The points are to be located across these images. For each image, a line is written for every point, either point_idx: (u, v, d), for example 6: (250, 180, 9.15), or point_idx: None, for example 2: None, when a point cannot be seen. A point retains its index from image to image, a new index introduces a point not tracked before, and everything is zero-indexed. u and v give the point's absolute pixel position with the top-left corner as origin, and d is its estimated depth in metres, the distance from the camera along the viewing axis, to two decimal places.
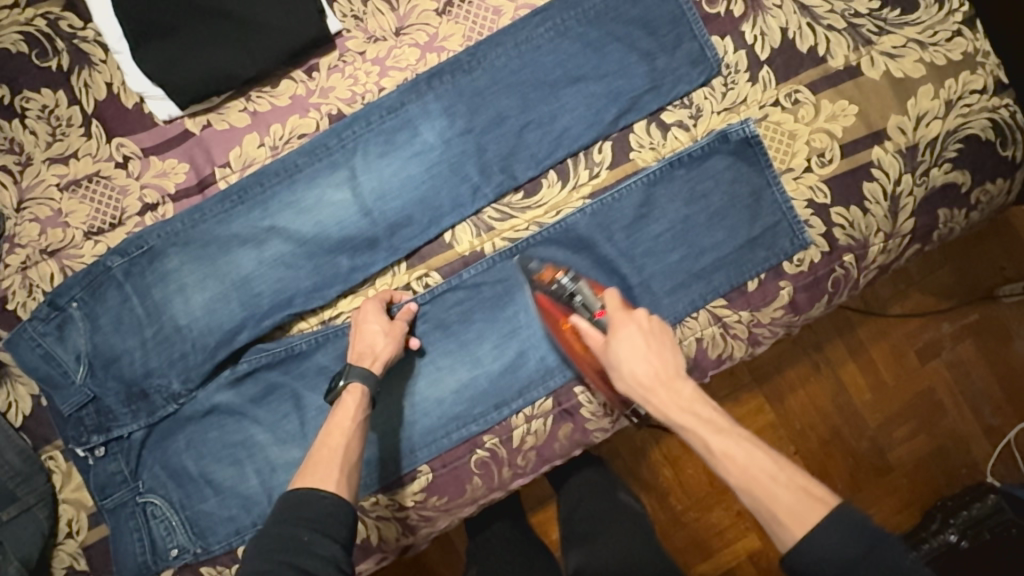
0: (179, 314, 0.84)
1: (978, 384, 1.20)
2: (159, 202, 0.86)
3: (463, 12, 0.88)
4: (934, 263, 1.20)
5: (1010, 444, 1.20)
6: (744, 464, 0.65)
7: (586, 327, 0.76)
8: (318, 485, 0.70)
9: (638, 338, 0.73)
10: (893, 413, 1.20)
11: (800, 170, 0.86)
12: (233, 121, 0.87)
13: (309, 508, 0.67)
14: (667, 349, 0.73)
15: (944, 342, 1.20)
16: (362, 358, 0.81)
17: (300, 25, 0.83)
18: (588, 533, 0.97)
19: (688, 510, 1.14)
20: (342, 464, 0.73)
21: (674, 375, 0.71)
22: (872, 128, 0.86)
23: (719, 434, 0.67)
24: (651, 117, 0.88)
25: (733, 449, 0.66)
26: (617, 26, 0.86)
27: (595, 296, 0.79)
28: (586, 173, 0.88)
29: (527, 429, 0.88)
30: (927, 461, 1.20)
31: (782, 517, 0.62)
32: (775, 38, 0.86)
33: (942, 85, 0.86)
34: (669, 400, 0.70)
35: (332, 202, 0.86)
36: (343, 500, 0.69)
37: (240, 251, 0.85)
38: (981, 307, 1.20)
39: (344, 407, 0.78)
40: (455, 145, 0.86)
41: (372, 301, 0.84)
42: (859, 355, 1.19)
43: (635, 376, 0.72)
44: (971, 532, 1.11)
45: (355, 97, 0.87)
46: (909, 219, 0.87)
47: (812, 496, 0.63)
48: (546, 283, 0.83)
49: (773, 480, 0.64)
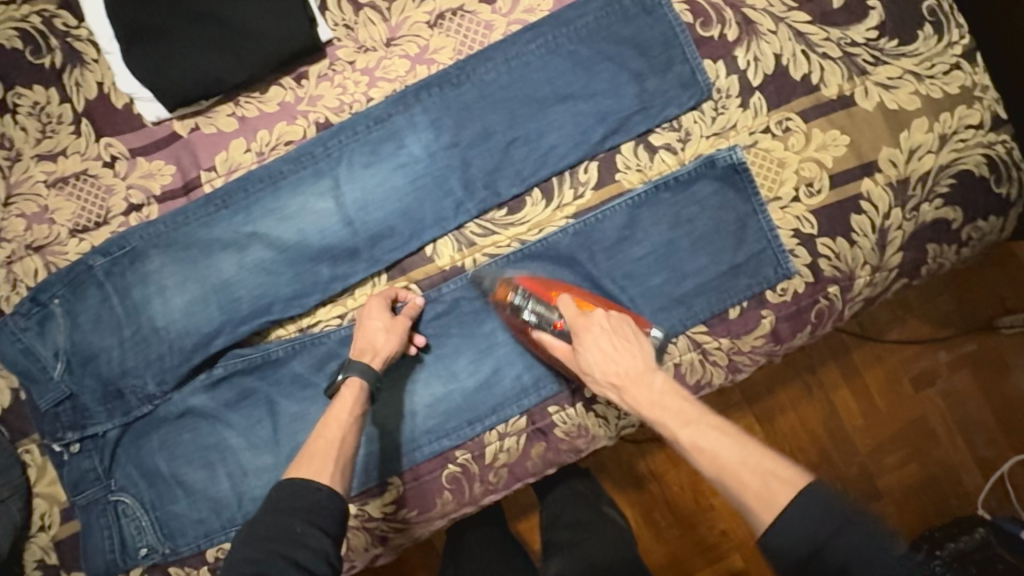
0: (158, 315, 0.85)
1: (972, 414, 1.18)
2: (144, 204, 0.87)
3: (455, 25, 0.87)
4: (933, 291, 1.19)
5: (1003, 478, 1.18)
6: (713, 454, 0.67)
7: (551, 339, 0.78)
8: (312, 477, 0.70)
9: (600, 342, 0.73)
10: (884, 438, 1.18)
11: (787, 200, 0.85)
12: (221, 126, 0.87)
13: (303, 499, 0.68)
14: (633, 343, 0.74)
15: (940, 370, 1.18)
16: (363, 353, 0.80)
17: (289, 33, 0.83)
18: (570, 541, 0.98)
19: (671, 526, 1.13)
20: (336, 456, 0.73)
21: (642, 370, 0.72)
22: (863, 160, 0.85)
23: (688, 426, 0.69)
24: (638, 139, 0.87)
25: (703, 441, 0.67)
26: (608, 46, 0.85)
27: (550, 309, 0.78)
28: (570, 193, 0.87)
29: (500, 446, 0.88)
30: (918, 491, 1.18)
31: (753, 503, 0.63)
32: (768, 63, 0.85)
33: (937, 119, 0.84)
34: (641, 398, 0.71)
35: (316, 210, 0.86)
36: (337, 494, 0.70)
37: (222, 255, 0.85)
38: (980, 337, 1.18)
39: (342, 401, 0.78)
40: (440, 158, 0.86)
41: (378, 297, 0.84)
42: (852, 379, 1.18)
43: (606, 378, 0.72)
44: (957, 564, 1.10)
45: (343, 106, 0.87)
46: (897, 253, 0.85)
47: (778, 477, 0.63)
48: (503, 302, 0.83)
49: (739, 465, 0.65)
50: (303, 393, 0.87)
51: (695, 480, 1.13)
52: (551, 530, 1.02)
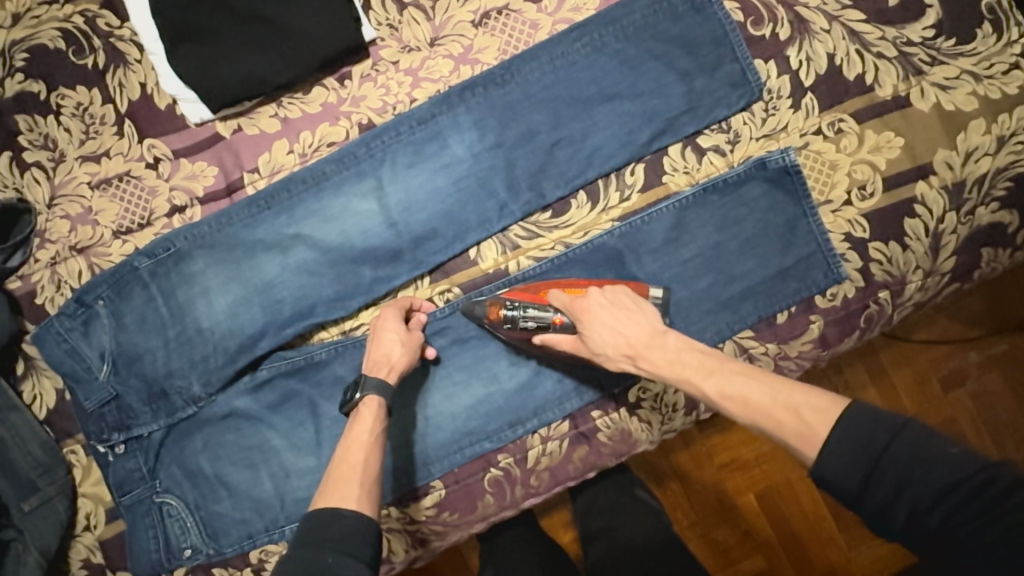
0: (202, 317, 0.85)
1: (1001, 417, 1.16)
2: (188, 205, 0.86)
3: (499, 24, 0.86)
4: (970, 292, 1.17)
5: None
6: (742, 400, 0.65)
7: (555, 337, 0.78)
8: (338, 505, 0.67)
9: (603, 317, 0.74)
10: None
11: (839, 203, 0.84)
12: (264, 127, 0.86)
13: (330, 529, 0.65)
14: (633, 308, 0.75)
15: (969, 371, 1.16)
16: (378, 368, 0.79)
17: (335, 34, 0.82)
18: (604, 528, 0.97)
19: (693, 526, 1.10)
20: (361, 480, 0.71)
21: (649, 334, 0.72)
22: (917, 162, 0.83)
23: (709, 376, 0.68)
24: (686, 140, 0.85)
25: (729, 388, 0.66)
26: (656, 45, 0.84)
27: (545, 310, 0.79)
28: (616, 195, 0.86)
29: (542, 450, 0.87)
30: None
31: (792, 439, 0.60)
32: (821, 63, 0.83)
33: (995, 120, 0.82)
34: (657, 359, 0.71)
35: (358, 211, 0.85)
36: (366, 518, 0.67)
37: (265, 257, 0.85)
38: (1011, 338, 1.16)
39: (361, 419, 0.76)
40: (484, 160, 0.85)
41: (391, 308, 0.83)
42: (880, 380, 1.16)
43: (618, 350, 0.73)
44: None
45: (386, 107, 0.86)
46: (950, 257, 0.84)
47: (813, 407, 0.60)
48: (499, 322, 0.81)
49: (771, 406, 0.63)
50: None
51: (720, 481, 1.10)
52: (584, 518, 1.01)
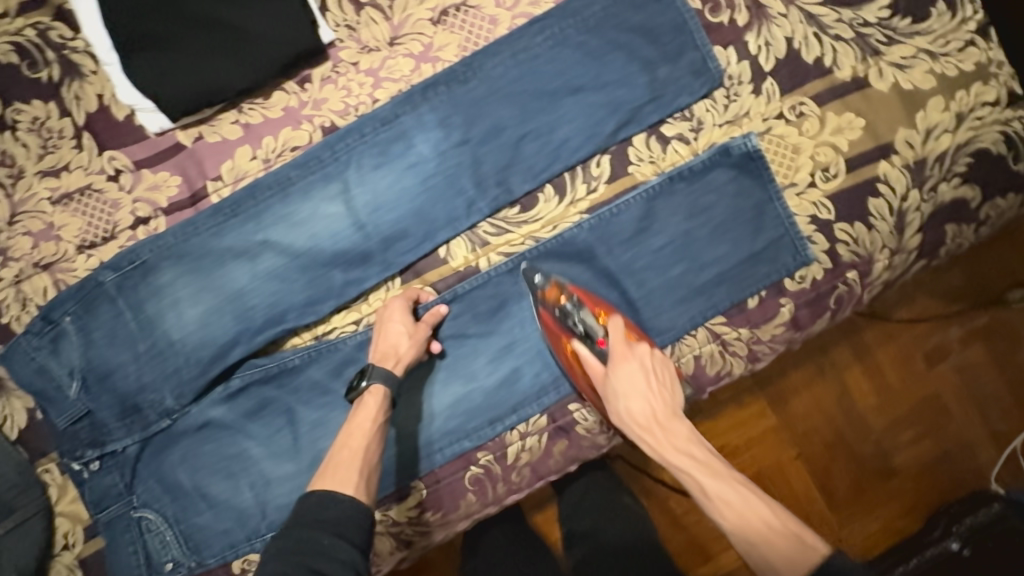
0: (172, 329, 0.84)
1: (984, 390, 1.20)
2: (152, 216, 0.85)
3: (458, 21, 0.85)
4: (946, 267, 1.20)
5: (1015, 450, 1.20)
6: (739, 509, 0.69)
7: (588, 356, 0.80)
8: (337, 488, 0.70)
9: (639, 375, 0.77)
10: (897, 417, 1.20)
11: (803, 186, 0.84)
12: (225, 134, 0.85)
13: (328, 511, 0.68)
14: (667, 388, 0.78)
15: (952, 346, 1.19)
16: (385, 359, 0.80)
17: (292, 37, 0.81)
18: (590, 531, 0.99)
19: (688, 514, 1.11)
20: (359, 466, 0.73)
21: (671, 417, 0.76)
22: (879, 142, 0.83)
23: (712, 477, 0.71)
24: (650, 130, 0.85)
25: (729, 495, 0.70)
26: (617, 35, 0.83)
27: (597, 324, 0.81)
28: (583, 188, 0.86)
29: (522, 446, 0.87)
30: (932, 466, 1.20)
31: (778, 563, 0.65)
32: (779, 47, 0.84)
33: (953, 97, 0.83)
34: (666, 442, 0.75)
35: (326, 215, 0.84)
36: (362, 504, 0.70)
37: (234, 266, 0.84)
38: (991, 311, 1.19)
39: (365, 408, 0.78)
40: (450, 158, 0.84)
41: (400, 299, 0.83)
42: (865, 359, 1.19)
43: (632, 411, 0.76)
44: (973, 540, 1.06)
45: (348, 109, 0.85)
46: (915, 235, 0.84)
47: (804, 541, 0.66)
48: (550, 302, 0.83)
49: (764, 525, 0.67)
50: (322, 401, 0.86)
51: None
52: (571, 519, 1.02)
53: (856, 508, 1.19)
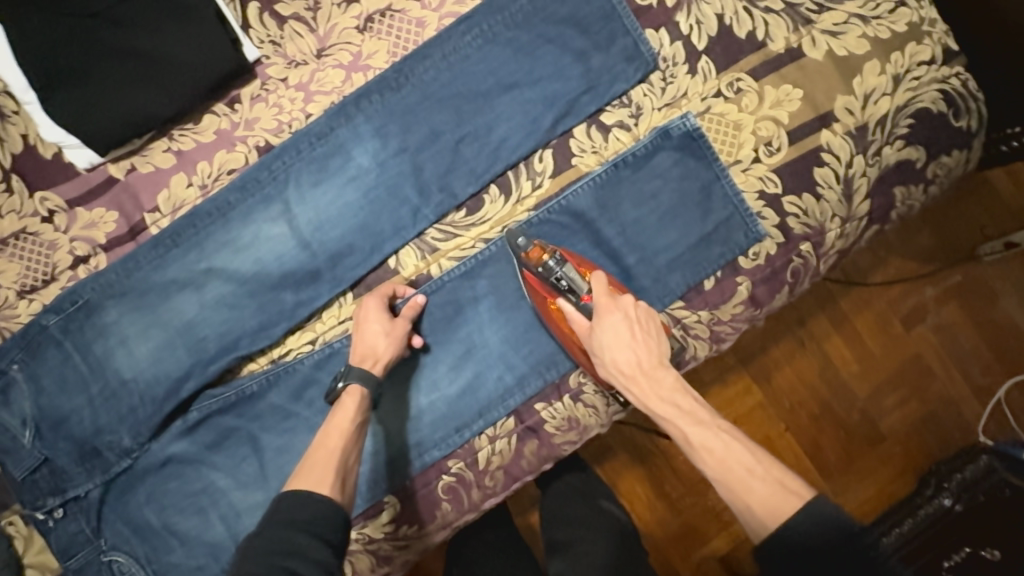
0: (124, 367, 0.82)
1: (964, 346, 1.21)
2: (91, 254, 0.83)
3: (385, 27, 0.84)
4: (914, 228, 1.22)
5: (1000, 403, 1.21)
6: (722, 457, 0.68)
7: (572, 311, 0.77)
8: (313, 488, 0.68)
9: (622, 327, 0.75)
10: (881, 380, 1.21)
11: (747, 162, 0.84)
12: (158, 163, 0.83)
13: (304, 509, 0.65)
14: (652, 337, 0.76)
15: (928, 306, 1.21)
16: (364, 359, 0.79)
17: (214, 57, 0.79)
18: (567, 540, 0.99)
19: (684, 496, 1.16)
20: (337, 468, 0.71)
21: (655, 365, 0.74)
22: (819, 111, 0.83)
23: (697, 425, 0.71)
24: (589, 120, 0.84)
25: (712, 442, 0.69)
26: (548, 27, 0.82)
27: (582, 279, 0.78)
28: (528, 184, 0.85)
29: (492, 450, 0.85)
30: (919, 426, 1.21)
31: (758, 510, 0.64)
32: (711, 25, 0.83)
33: (888, 59, 0.83)
34: (650, 391, 0.73)
35: (270, 236, 0.83)
36: (339, 506, 0.67)
37: (181, 297, 0.83)
38: (963, 267, 1.21)
39: (343, 409, 0.76)
40: (391, 167, 0.83)
41: (374, 297, 0.81)
42: (844, 327, 1.21)
43: (616, 363, 0.74)
44: (966, 495, 1.08)
45: (281, 126, 0.83)
46: (864, 201, 0.84)
47: (787, 488, 0.65)
48: (533, 261, 0.79)
49: (749, 472, 0.67)
50: (285, 425, 0.84)
51: None
52: (550, 526, 1.02)
53: (850, 475, 1.20)
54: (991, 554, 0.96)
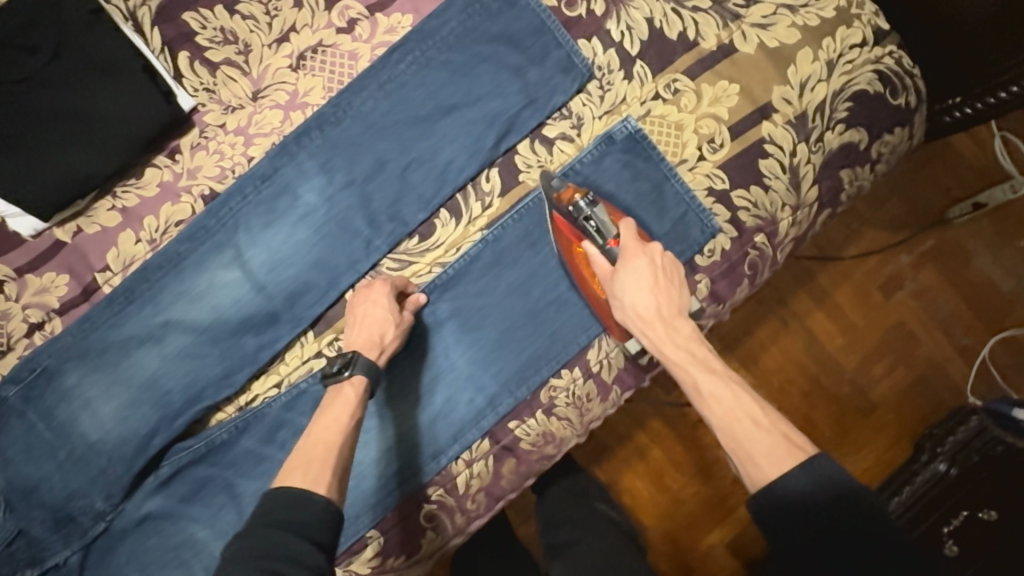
0: (89, 430, 0.81)
1: (945, 309, 1.22)
2: (45, 319, 0.82)
3: (318, 63, 0.83)
4: (881, 198, 1.23)
5: (985, 362, 1.21)
6: (730, 408, 0.66)
7: (597, 254, 0.74)
8: (309, 488, 0.62)
9: (647, 272, 0.72)
10: (867, 351, 1.21)
11: (693, 160, 0.84)
12: (104, 222, 0.82)
13: (299, 512, 0.60)
14: (675, 287, 0.73)
15: (905, 273, 1.22)
16: (370, 347, 0.76)
17: (148, 110, 0.78)
18: (565, 543, 0.96)
19: (684, 487, 1.16)
20: (333, 465, 0.66)
21: (675, 314, 0.71)
22: (758, 103, 0.83)
23: (709, 375, 0.68)
24: (532, 134, 0.84)
25: (721, 393, 0.67)
26: (480, 47, 0.82)
27: (610, 223, 0.75)
28: (478, 205, 0.85)
29: (470, 473, 0.83)
30: (908, 393, 1.21)
31: (761, 461, 0.63)
32: (642, 29, 0.83)
33: (820, 46, 0.83)
34: (666, 337, 0.70)
35: (224, 283, 0.82)
36: (336, 506, 0.62)
37: (140, 353, 0.82)
38: (935, 232, 1.22)
39: (345, 399, 0.73)
40: (339, 202, 0.83)
41: (387, 285, 0.79)
42: (824, 302, 1.21)
43: (637, 308, 0.71)
44: (960, 458, 1.09)
45: (225, 172, 0.83)
46: (812, 187, 0.84)
47: (792, 443, 0.63)
48: (564, 203, 0.78)
49: (754, 425, 0.65)
50: (258, 470, 0.82)
51: (700, 441, 1.17)
52: (547, 531, 0.99)
53: (846, 446, 1.20)
54: (988, 516, 0.98)
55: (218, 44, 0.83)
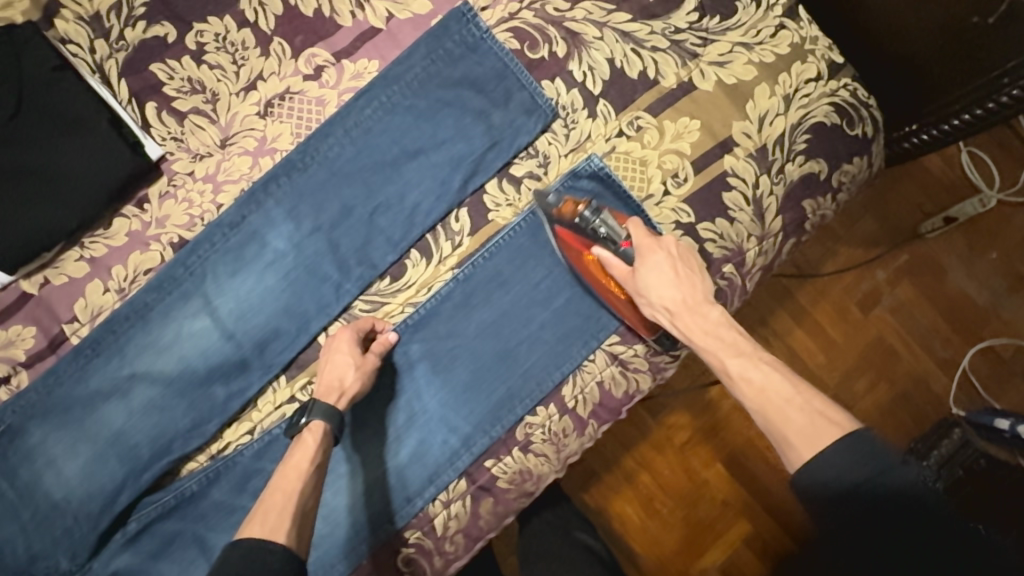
0: (55, 488, 0.80)
1: (922, 322, 1.23)
2: (11, 373, 0.81)
3: (285, 110, 0.84)
4: (854, 215, 1.25)
5: (966, 373, 1.23)
6: (761, 386, 0.68)
7: (611, 257, 0.78)
8: (266, 537, 0.61)
9: (666, 265, 0.75)
10: (848, 367, 1.22)
11: (659, 195, 0.85)
12: (71, 273, 0.82)
13: (256, 563, 0.58)
14: (696, 275, 0.76)
15: (881, 289, 1.24)
16: (329, 393, 0.76)
17: (113, 162, 0.78)
18: None
19: (675, 510, 1.16)
20: (293, 510, 0.65)
21: (700, 301, 0.74)
22: (718, 138, 0.85)
23: (738, 356, 0.71)
24: (500, 174, 0.86)
25: (751, 372, 0.69)
26: (445, 91, 0.84)
27: (620, 227, 0.79)
28: (448, 245, 0.85)
29: (448, 515, 0.82)
30: (892, 407, 1.22)
31: (794, 439, 0.63)
32: (603, 69, 0.85)
33: (777, 81, 0.86)
34: (694, 324, 0.73)
35: (193, 331, 0.82)
36: (295, 555, 0.61)
37: (107, 407, 0.81)
38: (908, 247, 1.24)
39: (303, 446, 0.72)
40: (308, 247, 0.83)
41: (349, 330, 0.80)
42: (804, 320, 1.23)
43: (662, 302, 0.75)
44: (945, 472, 1.10)
45: (193, 220, 0.83)
46: (776, 218, 0.86)
47: (827, 418, 0.63)
48: (567, 216, 0.81)
49: (787, 402, 0.66)
50: (230, 521, 0.81)
51: (687, 460, 1.17)
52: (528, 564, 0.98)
53: None
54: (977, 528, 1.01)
55: (186, 94, 0.83)
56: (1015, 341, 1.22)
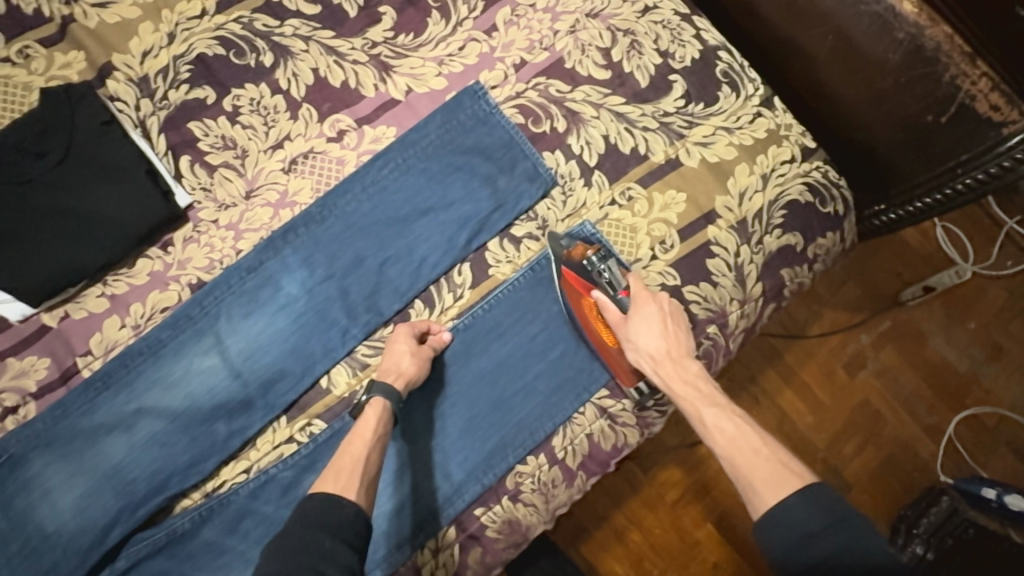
0: (47, 520, 0.81)
1: (906, 387, 1.28)
2: (20, 403, 0.83)
3: (309, 167, 0.92)
4: (838, 281, 1.31)
5: (952, 439, 1.26)
6: (732, 437, 0.71)
7: (609, 302, 0.85)
8: (340, 493, 0.67)
9: (656, 319, 0.81)
10: (836, 429, 1.26)
11: (647, 259, 0.92)
12: (91, 308, 0.86)
13: (324, 519, 0.63)
14: (681, 331, 0.82)
15: (866, 352, 1.29)
16: (387, 374, 0.81)
17: (146, 208, 0.85)
18: None
19: (665, 571, 1.15)
20: (362, 475, 0.71)
21: (682, 355, 0.80)
22: (703, 210, 0.93)
23: (712, 407, 0.74)
24: (502, 234, 0.92)
25: (724, 423, 0.72)
26: (455, 157, 0.92)
27: (621, 276, 0.87)
28: (450, 296, 0.91)
29: (435, 563, 0.83)
30: (881, 472, 1.24)
31: (758, 484, 0.66)
32: (599, 144, 0.94)
33: (755, 162, 0.95)
34: (675, 374, 0.78)
35: (201, 369, 0.86)
36: (364, 513, 0.66)
37: (109, 440, 0.83)
38: (890, 313, 1.31)
39: (365, 418, 0.78)
40: (319, 293, 0.89)
41: (407, 327, 0.85)
42: (791, 379, 1.27)
43: (648, 349, 0.80)
44: (935, 542, 1.11)
45: (213, 263, 0.88)
46: (756, 284, 0.92)
47: (790, 469, 0.66)
48: (576, 259, 0.88)
49: (754, 453, 0.69)
50: (218, 561, 0.82)
51: (676, 517, 1.17)
52: None
53: None
54: None
55: (218, 149, 0.91)
56: (998, 410, 1.27)
